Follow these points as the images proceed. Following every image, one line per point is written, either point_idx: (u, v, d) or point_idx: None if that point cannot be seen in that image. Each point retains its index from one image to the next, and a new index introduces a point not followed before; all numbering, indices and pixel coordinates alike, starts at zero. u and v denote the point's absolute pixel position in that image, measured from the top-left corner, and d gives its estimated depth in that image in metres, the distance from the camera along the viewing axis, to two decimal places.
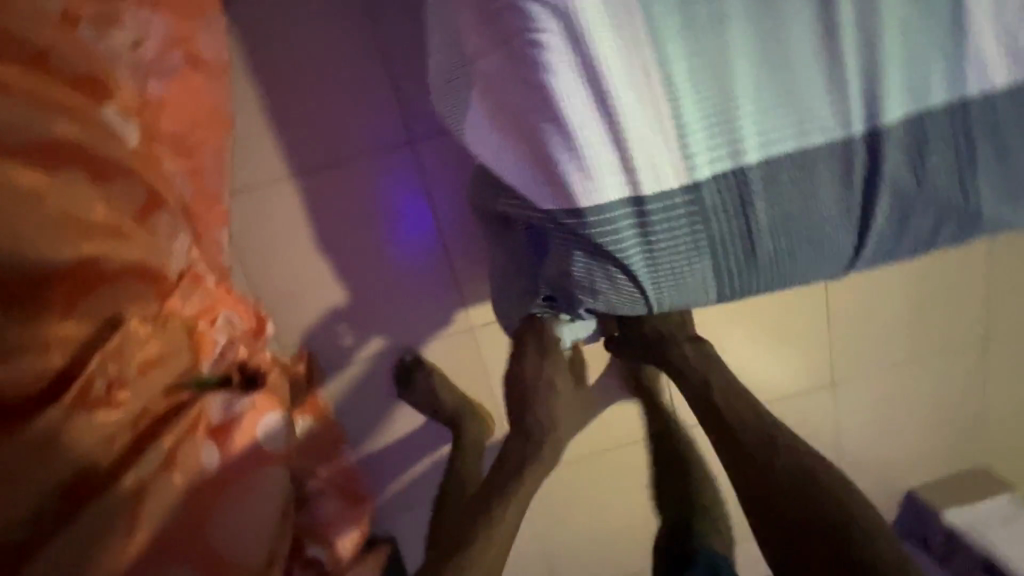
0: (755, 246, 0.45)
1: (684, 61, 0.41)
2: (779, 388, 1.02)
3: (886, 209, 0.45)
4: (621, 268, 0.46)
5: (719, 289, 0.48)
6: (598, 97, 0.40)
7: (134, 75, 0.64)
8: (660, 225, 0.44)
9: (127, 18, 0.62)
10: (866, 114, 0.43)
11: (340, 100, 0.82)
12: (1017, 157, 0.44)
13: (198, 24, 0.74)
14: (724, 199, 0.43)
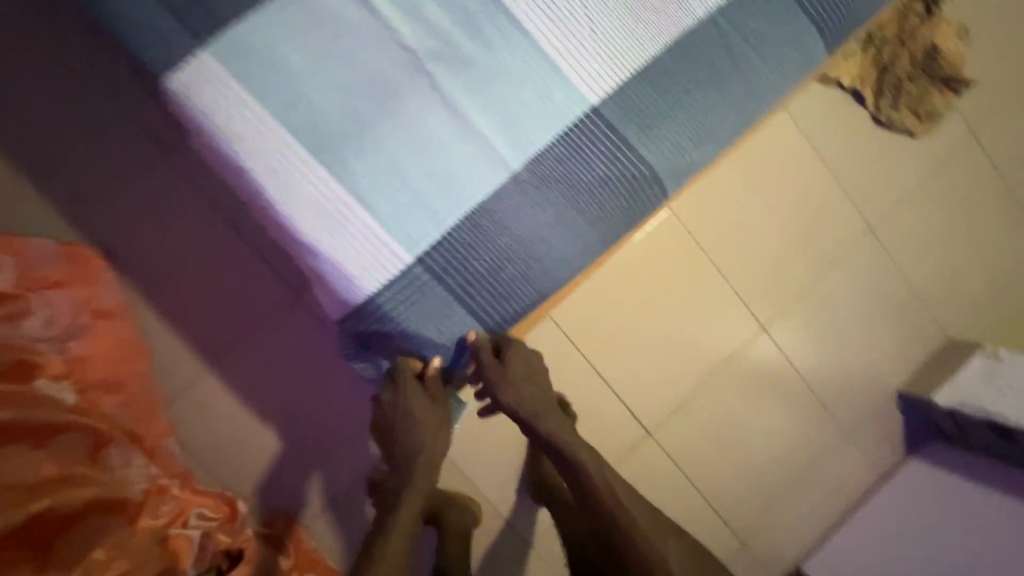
0: (499, 281, 0.54)
1: (389, 162, 0.50)
2: (722, 352, 1.07)
3: (593, 202, 0.55)
4: (415, 319, 0.53)
5: (493, 324, 0.56)
6: (331, 223, 0.50)
7: (55, 348, 0.83)
8: (415, 297, 0.52)
9: (37, 306, 0.83)
10: (563, 119, 0.53)
11: (228, 290, 0.94)
12: (685, 103, 0.56)
13: (93, 287, 0.88)
14: (453, 257, 0.52)
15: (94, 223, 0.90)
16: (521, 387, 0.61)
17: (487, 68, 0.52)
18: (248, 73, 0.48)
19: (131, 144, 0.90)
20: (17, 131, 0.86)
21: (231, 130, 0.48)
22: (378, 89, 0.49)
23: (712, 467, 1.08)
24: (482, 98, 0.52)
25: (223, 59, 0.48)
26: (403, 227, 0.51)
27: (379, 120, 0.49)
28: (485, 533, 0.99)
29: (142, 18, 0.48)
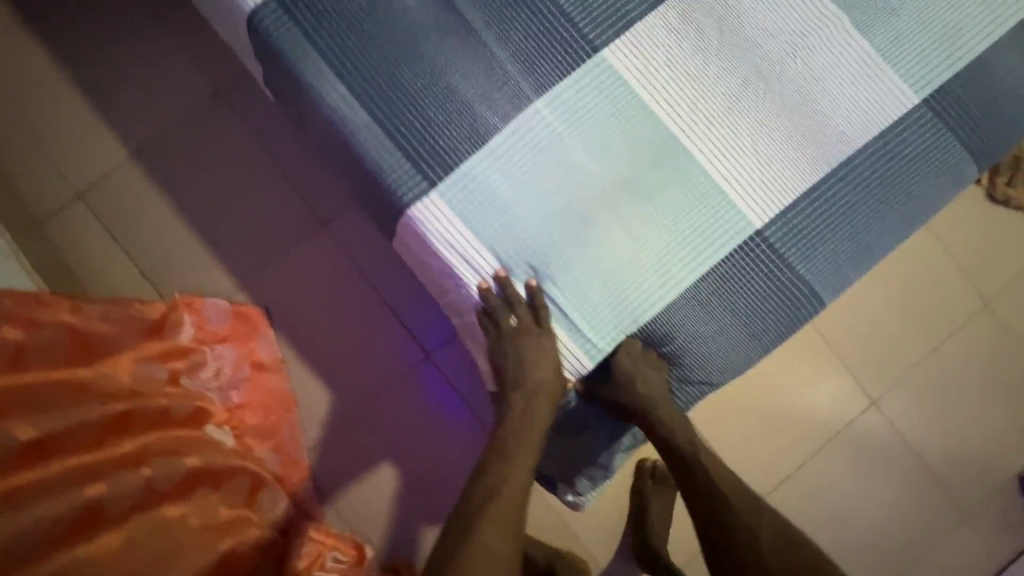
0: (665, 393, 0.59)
1: (582, 276, 0.57)
2: (829, 424, 1.08)
3: (755, 314, 0.59)
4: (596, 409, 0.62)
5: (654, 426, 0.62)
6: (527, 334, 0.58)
7: (221, 395, 0.93)
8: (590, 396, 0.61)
9: (209, 358, 0.93)
10: (734, 238, 0.58)
11: (365, 347, 1.02)
12: (845, 224, 0.59)
13: (255, 340, 0.99)
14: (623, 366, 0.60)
15: (257, 283, 1.01)
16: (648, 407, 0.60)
17: (667, 192, 0.58)
18: (467, 204, 0.56)
19: (292, 216, 1.00)
20: (202, 202, 0.99)
21: (448, 254, 0.57)
22: (571, 222, 0.57)
23: (820, 541, 1.07)
24: (663, 219, 0.58)
25: (444, 194, 0.56)
26: (586, 339, 0.58)
27: (571, 249, 0.57)
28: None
29: (374, 158, 0.56)
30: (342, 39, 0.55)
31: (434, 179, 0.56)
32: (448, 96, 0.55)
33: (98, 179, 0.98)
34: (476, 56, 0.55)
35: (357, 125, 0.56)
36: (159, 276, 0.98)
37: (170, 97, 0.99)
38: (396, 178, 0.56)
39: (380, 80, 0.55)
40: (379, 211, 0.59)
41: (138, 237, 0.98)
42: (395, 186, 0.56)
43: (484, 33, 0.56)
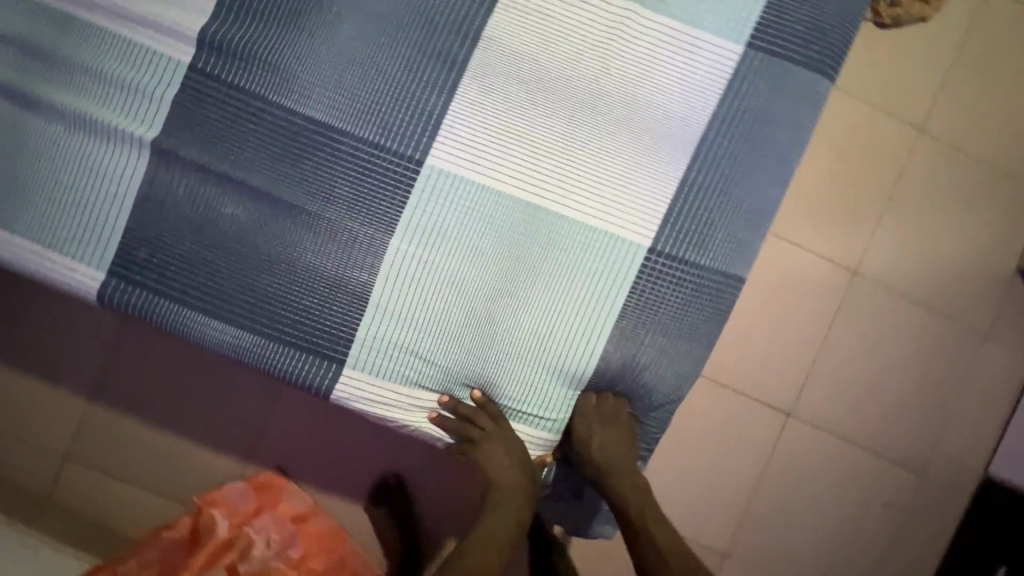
0: (627, 437, 0.61)
1: (514, 367, 0.59)
2: (825, 311, 1.09)
3: (685, 316, 0.59)
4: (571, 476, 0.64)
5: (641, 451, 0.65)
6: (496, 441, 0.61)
7: (281, 560, 0.96)
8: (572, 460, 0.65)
9: (255, 535, 0.97)
10: (631, 263, 0.58)
11: (380, 454, 1.04)
12: (726, 194, 0.58)
13: (282, 498, 1.01)
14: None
15: (262, 451, 1.04)
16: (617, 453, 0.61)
17: (550, 254, 0.57)
18: (378, 362, 0.57)
19: (256, 378, 1.03)
20: (177, 407, 1.02)
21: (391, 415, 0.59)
22: (480, 331, 0.58)
23: (864, 415, 1.10)
24: (559, 280, 0.58)
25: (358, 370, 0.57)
26: (545, 418, 0.60)
27: (493, 353, 0.58)
28: None
29: (284, 367, 0.57)
30: (198, 277, 0.56)
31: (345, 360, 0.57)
32: (313, 276, 0.56)
33: (75, 433, 1.01)
34: (317, 227, 0.56)
35: (254, 345, 0.56)
36: (173, 489, 1.01)
37: (97, 333, 1.01)
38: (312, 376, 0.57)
39: (253, 297, 0.56)
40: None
41: (138, 465, 1.01)
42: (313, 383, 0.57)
43: (312, 205, 0.56)
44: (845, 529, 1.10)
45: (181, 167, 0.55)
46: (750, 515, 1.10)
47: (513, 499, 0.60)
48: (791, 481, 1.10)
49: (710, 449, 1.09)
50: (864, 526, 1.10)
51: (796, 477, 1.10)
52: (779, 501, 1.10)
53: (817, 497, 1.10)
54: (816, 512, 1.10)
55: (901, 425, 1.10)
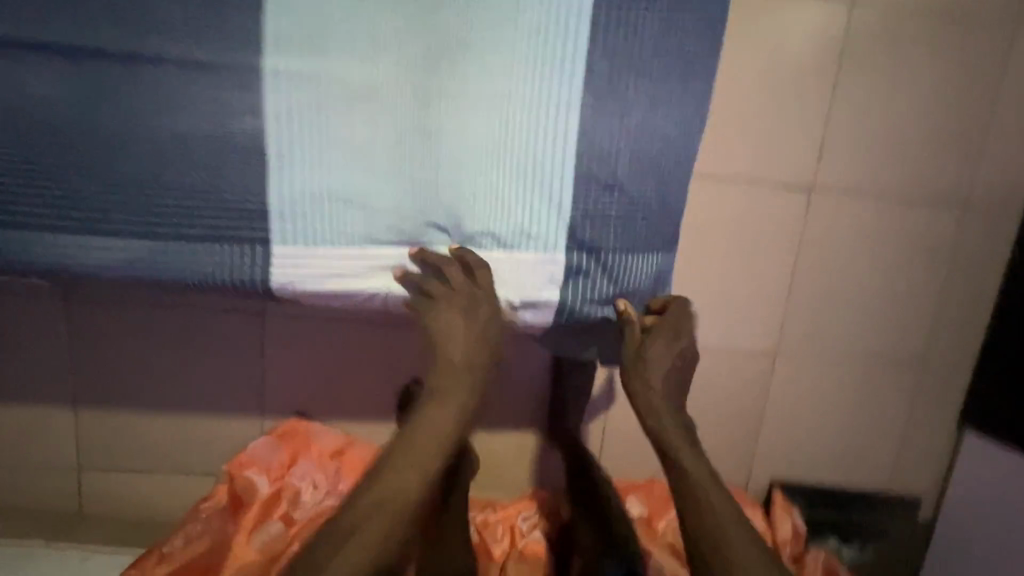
0: (646, 233, 0.57)
1: (473, 181, 0.55)
2: (827, 61, 0.93)
3: (647, 75, 0.55)
4: (596, 289, 0.57)
5: (668, 241, 0.58)
6: (503, 259, 0.57)
7: (332, 497, 0.92)
8: (598, 275, 0.57)
9: (298, 480, 0.92)
10: (563, 28, 0.53)
11: (394, 369, 0.97)
12: None
13: (309, 440, 0.95)
14: (599, 221, 0.56)
15: (273, 402, 0.97)
16: (640, 261, 0.58)
17: (473, 44, 0.54)
18: (327, 214, 0.54)
19: (235, 333, 0.93)
20: (168, 386, 0.94)
21: (385, 265, 0.56)
22: (437, 147, 0.54)
23: (889, 168, 0.99)
24: (490, 70, 0.54)
25: (332, 227, 0.54)
26: (527, 229, 0.56)
27: (459, 165, 0.55)
28: (733, 369, 1.05)
29: (265, 236, 0.54)
30: (123, 178, 0.53)
31: (315, 222, 0.54)
32: (237, 139, 0.53)
33: (77, 445, 0.95)
34: (226, 85, 0.52)
35: (226, 226, 0.54)
36: (202, 466, 0.97)
37: (50, 339, 0.91)
38: (293, 244, 0.54)
39: (206, 176, 0.53)
40: (308, 288, 0.55)
41: (154, 454, 0.96)
42: (297, 252, 0.54)
43: (216, 65, 0.52)
44: (889, 292, 1.04)
45: (69, 60, 0.52)
46: (790, 309, 1.03)
47: (458, 382, 0.60)
48: (825, 262, 1.02)
49: (733, 256, 1.00)
50: (907, 283, 1.04)
51: (830, 256, 1.02)
52: (817, 286, 1.03)
53: (854, 269, 1.03)
54: (856, 284, 1.04)
55: (932, 165, 0.99)
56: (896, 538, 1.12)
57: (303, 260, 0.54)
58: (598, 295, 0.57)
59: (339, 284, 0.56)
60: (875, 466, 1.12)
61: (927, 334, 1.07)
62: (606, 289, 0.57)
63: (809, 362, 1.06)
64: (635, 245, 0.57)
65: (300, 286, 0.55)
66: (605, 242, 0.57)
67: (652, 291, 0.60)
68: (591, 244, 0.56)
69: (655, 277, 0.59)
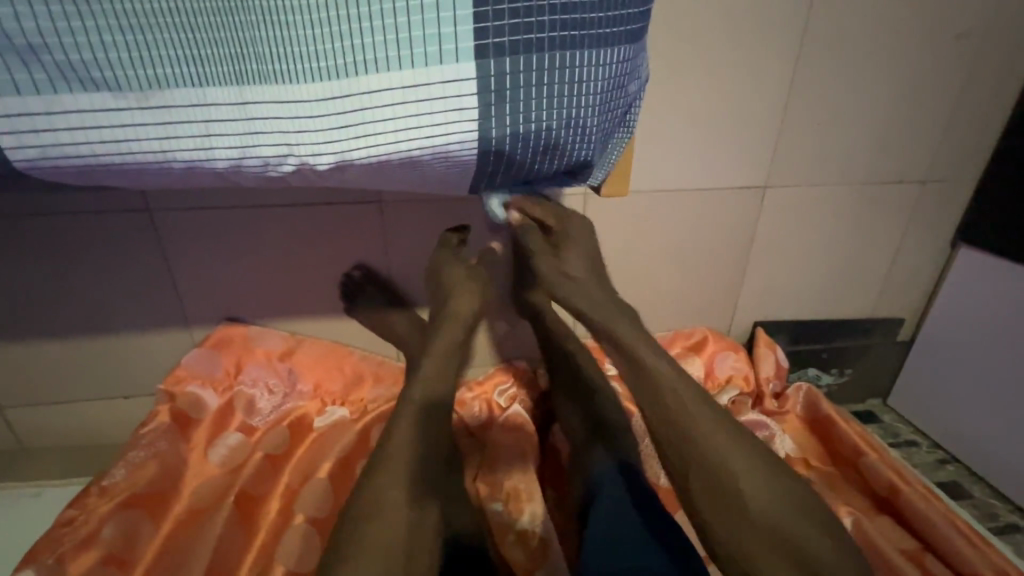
0: (598, 17, 0.38)
1: None
2: None
3: None
4: (538, 120, 0.39)
5: (629, 30, 0.40)
6: (363, 88, 0.37)
7: (290, 399, 0.85)
8: (535, 90, 0.38)
9: (251, 387, 0.84)
10: None
11: (328, 256, 0.83)
12: None
13: (250, 344, 0.85)
14: (525, 9, 0.36)
15: (196, 309, 0.84)
16: (603, 67, 0.39)
17: None
18: (55, 40, 0.34)
19: (124, 239, 0.77)
20: (64, 308, 0.80)
21: (185, 116, 0.37)
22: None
23: None
24: None
25: (72, 57, 0.35)
26: (384, 37, 0.36)
27: None
28: (718, 210, 0.93)
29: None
30: None
31: (39, 50, 0.34)
32: None
33: None
34: None
35: None
36: (141, 387, 0.87)
37: None
38: (16, 95, 0.35)
39: None
40: (76, 160, 0.38)
41: (80, 382, 0.85)
42: (28, 106, 0.36)
43: None
44: (899, 96, 0.88)
45: None
46: (784, 131, 0.88)
47: None
48: (827, 68, 0.84)
49: (721, 71, 0.81)
50: (922, 82, 0.88)
51: (833, 56, 0.83)
52: (818, 100, 0.86)
53: (861, 72, 0.85)
54: (861, 91, 0.87)
55: None
56: (874, 359, 1.13)
57: (45, 117, 0.36)
58: (545, 131, 0.40)
59: (122, 151, 0.38)
60: (862, 294, 1.07)
61: (936, 144, 0.93)
62: (556, 119, 0.39)
63: (804, 191, 0.94)
64: (593, 43, 0.39)
65: (60, 158, 0.38)
66: (546, 39, 0.37)
67: (615, 102, 0.42)
68: (526, 47, 0.37)
69: (616, 82, 0.41)
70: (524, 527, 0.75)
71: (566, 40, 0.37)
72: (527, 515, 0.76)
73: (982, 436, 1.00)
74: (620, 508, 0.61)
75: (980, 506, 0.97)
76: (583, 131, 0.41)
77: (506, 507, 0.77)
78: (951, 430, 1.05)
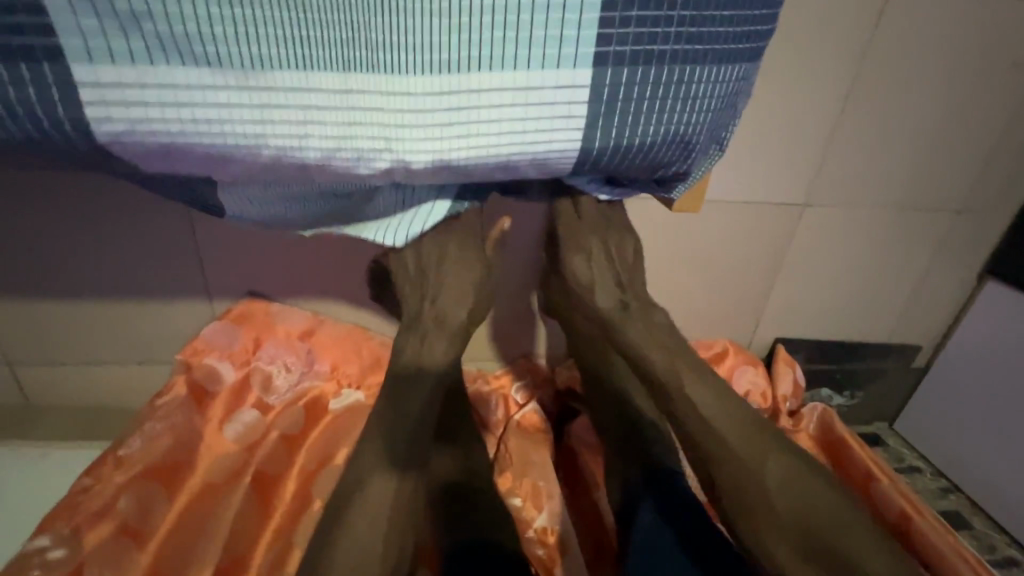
0: (714, 47, 0.42)
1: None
2: None
3: None
4: (642, 131, 0.43)
5: (740, 66, 0.44)
6: (465, 87, 0.40)
7: (307, 379, 0.83)
8: (647, 104, 0.42)
9: (269, 364, 0.82)
10: None
11: (359, 239, 0.81)
12: None
13: (271, 320, 0.83)
14: (648, 34, 0.40)
15: (219, 281, 0.82)
16: (711, 89, 0.43)
17: None
18: (167, 22, 0.36)
19: (153, 205, 0.74)
20: (85, 269, 0.78)
21: (280, 101, 0.39)
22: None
23: None
24: None
25: (179, 31, 0.36)
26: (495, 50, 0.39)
27: None
28: (753, 225, 0.92)
29: (57, 44, 0.36)
30: None
31: (153, 28, 0.36)
32: None
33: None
34: None
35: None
36: (155, 355, 0.85)
37: None
38: (120, 63, 0.37)
39: None
40: (169, 134, 0.39)
41: (93, 346, 0.83)
42: (128, 75, 0.37)
43: None
44: (950, 128, 0.87)
45: None
46: (832, 152, 0.86)
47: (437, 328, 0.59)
48: (884, 92, 0.82)
49: (778, 84, 0.79)
50: (976, 116, 0.86)
51: (891, 81, 0.81)
52: (869, 123, 0.85)
53: (916, 99, 0.84)
54: (913, 119, 0.85)
55: None
56: (886, 385, 1.13)
57: (145, 88, 0.38)
58: (648, 139, 0.43)
59: (215, 132, 0.40)
60: (884, 318, 1.06)
61: (980, 177, 0.92)
62: (659, 131, 0.43)
63: (842, 211, 0.92)
64: (706, 69, 0.43)
65: (135, 136, 0.39)
66: (662, 58, 0.41)
67: (715, 127, 0.46)
68: (644, 62, 0.41)
69: (720, 109, 0.45)
70: (541, 526, 0.76)
71: (681, 61, 0.41)
72: (545, 514, 0.76)
73: (987, 471, 1.01)
74: (654, 527, 0.60)
75: (979, 538, 0.99)
76: (680, 141, 0.45)
77: (529, 509, 0.77)
78: (958, 462, 1.06)
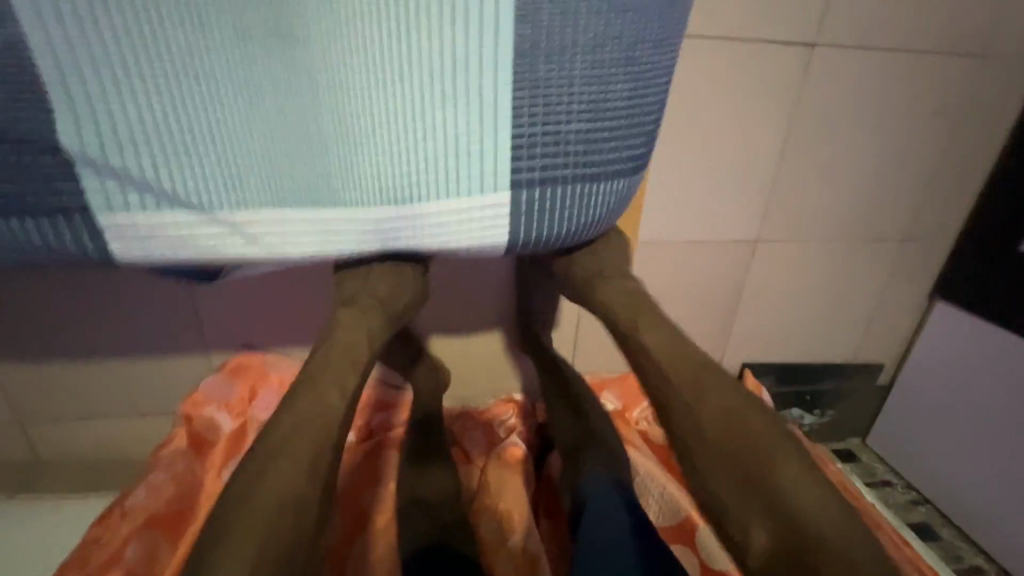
0: (612, 160, 0.46)
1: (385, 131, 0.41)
2: None
3: None
4: (551, 234, 0.47)
5: (639, 157, 0.48)
6: (422, 211, 0.44)
7: None
8: (553, 214, 0.46)
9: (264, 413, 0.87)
10: None
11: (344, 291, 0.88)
12: None
13: (267, 369, 0.89)
14: (549, 163, 0.44)
15: (216, 336, 0.89)
16: (610, 192, 0.47)
17: None
18: (162, 174, 0.41)
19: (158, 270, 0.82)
20: (94, 330, 0.84)
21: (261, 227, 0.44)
22: (304, 54, 0.38)
23: (906, 9, 0.83)
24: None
25: (174, 181, 0.41)
26: (452, 179, 0.43)
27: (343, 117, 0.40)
28: (710, 258, 0.99)
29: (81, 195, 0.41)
30: None
31: (152, 177, 0.41)
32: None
33: (10, 397, 0.87)
34: None
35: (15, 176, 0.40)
36: (158, 406, 0.91)
37: None
38: (126, 212, 0.42)
39: None
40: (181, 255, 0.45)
41: (100, 400, 0.89)
42: (133, 220, 0.42)
43: None
44: (883, 166, 0.96)
45: None
46: (776, 191, 0.94)
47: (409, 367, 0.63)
48: (818, 137, 0.91)
49: (720, 134, 0.88)
50: (903, 156, 0.95)
51: (822, 129, 0.90)
52: (807, 165, 0.93)
53: (848, 143, 0.92)
54: (846, 160, 0.94)
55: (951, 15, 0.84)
56: (853, 403, 1.19)
57: (149, 228, 0.43)
58: (555, 234, 0.47)
59: (208, 250, 0.45)
60: (846, 338, 1.12)
61: (914, 209, 1.00)
62: (565, 230, 0.47)
63: (793, 243, 1.00)
64: (606, 179, 0.46)
65: (139, 254, 0.44)
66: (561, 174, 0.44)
67: (620, 208, 0.50)
68: (545, 178, 0.44)
69: (622, 193, 0.49)
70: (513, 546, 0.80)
71: (580, 176, 0.45)
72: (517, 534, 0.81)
73: (957, 482, 1.05)
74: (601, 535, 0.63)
75: (947, 546, 1.03)
76: (585, 232, 0.49)
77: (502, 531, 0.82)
78: (926, 474, 1.11)
